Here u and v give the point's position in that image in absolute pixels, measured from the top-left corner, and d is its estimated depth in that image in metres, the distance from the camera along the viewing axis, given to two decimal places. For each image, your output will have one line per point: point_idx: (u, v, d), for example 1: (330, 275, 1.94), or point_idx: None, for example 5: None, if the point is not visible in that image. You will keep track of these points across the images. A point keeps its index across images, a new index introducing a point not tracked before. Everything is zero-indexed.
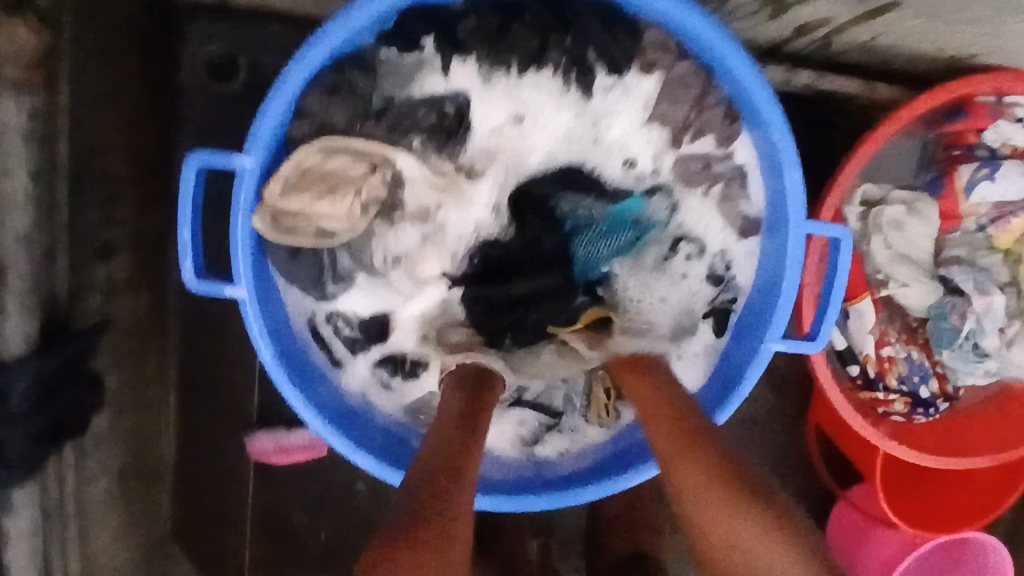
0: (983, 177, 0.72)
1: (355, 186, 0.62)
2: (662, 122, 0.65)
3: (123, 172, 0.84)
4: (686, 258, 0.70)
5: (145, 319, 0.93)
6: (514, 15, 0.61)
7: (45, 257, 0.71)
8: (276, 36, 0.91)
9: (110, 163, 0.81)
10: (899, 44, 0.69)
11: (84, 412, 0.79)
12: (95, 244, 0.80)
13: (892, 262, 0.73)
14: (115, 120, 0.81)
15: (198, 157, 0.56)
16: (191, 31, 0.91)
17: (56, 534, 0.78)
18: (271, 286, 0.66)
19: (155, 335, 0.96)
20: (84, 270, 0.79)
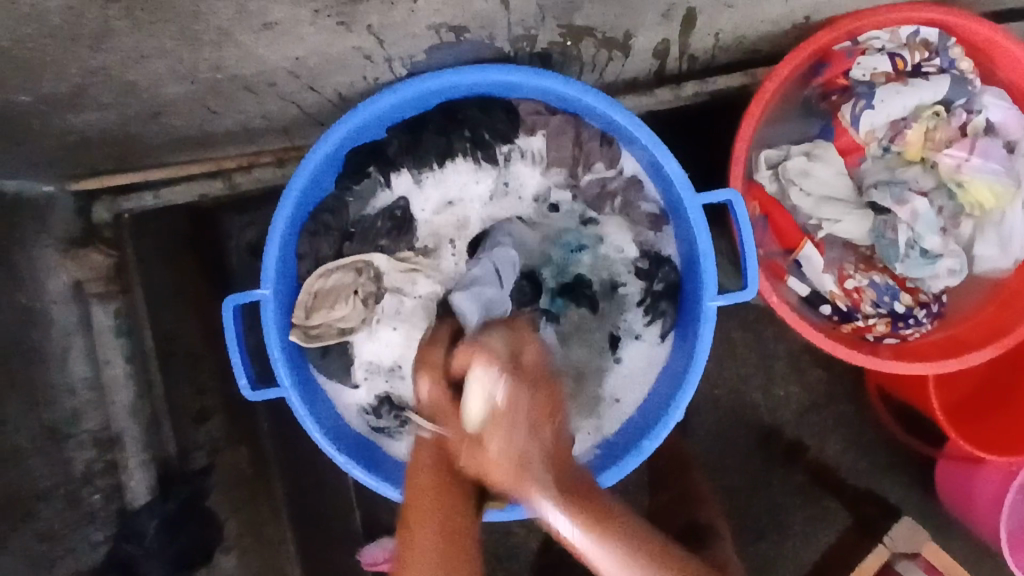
0: (863, 108, 0.81)
1: (353, 289, 0.79)
2: (560, 163, 0.79)
3: (204, 348, 1.00)
4: (620, 263, 0.81)
5: (251, 470, 1.01)
6: (421, 127, 0.78)
7: (150, 421, 0.91)
8: None
9: (191, 343, 0.98)
10: (742, 35, 0.80)
11: (211, 545, 0.91)
12: (190, 411, 0.95)
13: (817, 205, 0.81)
14: (186, 309, 0.99)
15: (232, 297, 0.74)
16: (230, 226, 1.10)
17: None
18: (316, 389, 0.79)
19: (263, 486, 1.02)
20: (185, 434, 0.94)
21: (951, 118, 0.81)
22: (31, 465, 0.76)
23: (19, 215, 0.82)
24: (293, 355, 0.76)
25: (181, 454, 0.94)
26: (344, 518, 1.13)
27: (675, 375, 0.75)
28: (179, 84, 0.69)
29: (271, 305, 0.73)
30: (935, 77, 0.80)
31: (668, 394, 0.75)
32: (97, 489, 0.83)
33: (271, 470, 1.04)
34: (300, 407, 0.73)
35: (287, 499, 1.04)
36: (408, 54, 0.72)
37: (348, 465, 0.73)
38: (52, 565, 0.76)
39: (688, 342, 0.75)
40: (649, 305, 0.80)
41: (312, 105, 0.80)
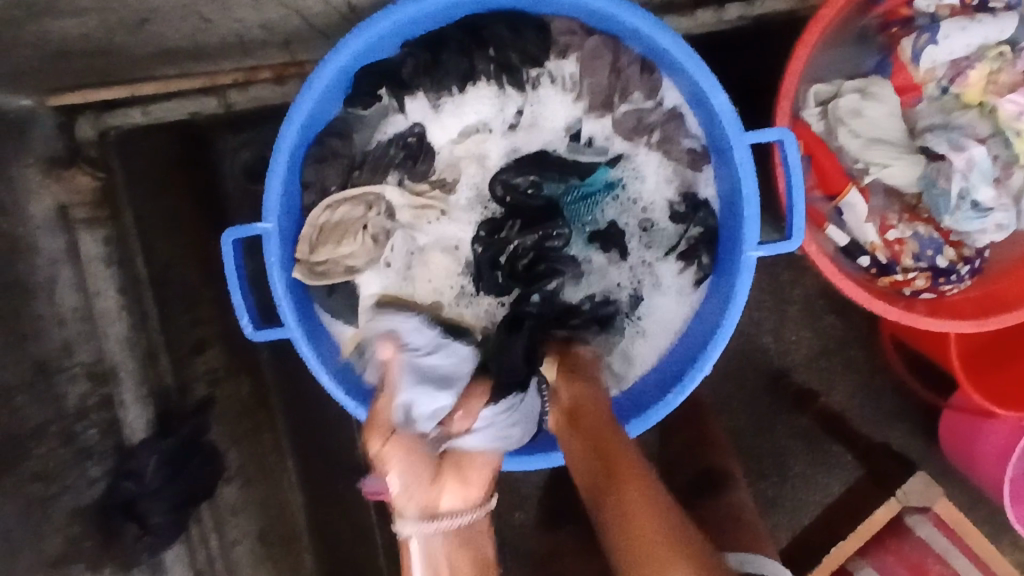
0: (926, 43, 0.72)
1: (362, 223, 0.73)
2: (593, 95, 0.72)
3: (197, 279, 0.95)
4: (654, 204, 0.75)
5: (250, 400, 1.00)
6: (439, 46, 0.70)
7: (147, 355, 0.87)
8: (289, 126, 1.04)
9: (183, 273, 0.93)
10: None
11: (212, 479, 0.89)
12: (189, 341, 0.91)
13: (866, 147, 0.74)
14: (179, 235, 0.93)
15: (232, 230, 0.68)
16: (222, 144, 1.01)
17: None
18: (322, 332, 0.74)
19: (262, 415, 1.02)
20: (183, 366, 0.90)
21: (1015, 61, 0.73)
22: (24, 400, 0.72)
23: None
24: (298, 293, 0.71)
25: (178, 388, 0.89)
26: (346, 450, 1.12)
27: (709, 323, 0.71)
28: None
29: (275, 239, 0.68)
30: (1002, 14, 0.72)
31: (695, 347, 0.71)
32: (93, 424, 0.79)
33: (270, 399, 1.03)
34: (306, 349, 0.68)
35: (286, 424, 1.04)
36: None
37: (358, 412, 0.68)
38: (50, 502, 0.73)
39: (724, 290, 0.70)
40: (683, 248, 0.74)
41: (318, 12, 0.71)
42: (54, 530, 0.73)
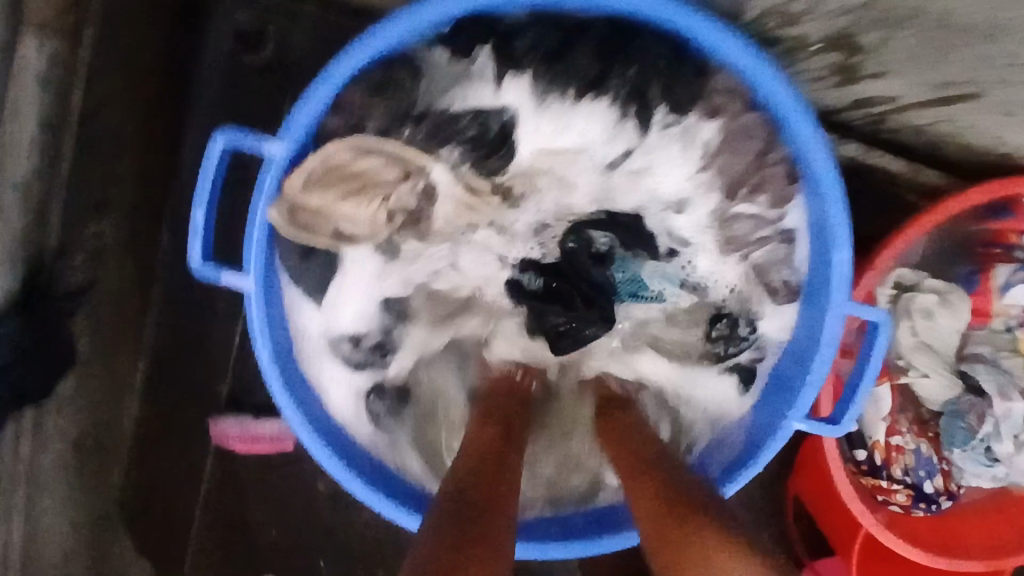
0: (1021, 279, 0.70)
1: (384, 192, 0.59)
2: (723, 175, 0.63)
3: (130, 138, 0.78)
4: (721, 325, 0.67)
5: (129, 295, 0.85)
6: (577, 36, 0.59)
7: (40, 209, 0.67)
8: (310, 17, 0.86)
9: (120, 123, 0.76)
10: (956, 134, 0.66)
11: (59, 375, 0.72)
12: (91, 203, 0.74)
13: (915, 350, 0.72)
14: (131, 76, 0.76)
15: (227, 134, 0.52)
16: None
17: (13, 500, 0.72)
18: (283, 291, 0.63)
19: (135, 312, 0.87)
20: (74, 232, 0.73)
21: None
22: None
23: None
24: (273, 235, 0.60)
25: (61, 257, 0.71)
26: None
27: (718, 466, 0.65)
28: None
29: (280, 164, 0.56)
30: None
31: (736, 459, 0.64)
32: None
33: (151, 294, 0.88)
34: (253, 309, 0.57)
35: (155, 327, 0.89)
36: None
37: (275, 399, 0.58)
38: None
39: (756, 434, 0.64)
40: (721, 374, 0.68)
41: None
42: None
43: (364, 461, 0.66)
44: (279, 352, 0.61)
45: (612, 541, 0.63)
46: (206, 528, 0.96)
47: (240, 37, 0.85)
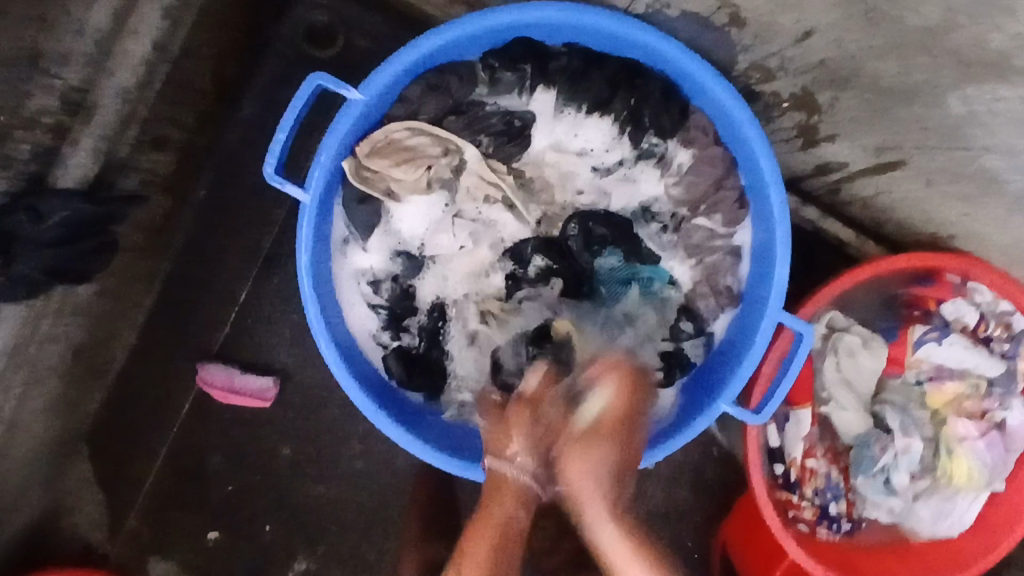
0: (931, 338, 0.83)
1: (428, 162, 0.72)
2: (691, 192, 0.75)
3: (197, 94, 0.98)
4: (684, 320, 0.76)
5: (158, 221, 1.05)
6: (597, 62, 0.71)
7: (122, 121, 0.83)
8: (377, 26, 1.08)
9: (196, 76, 0.94)
10: (895, 208, 0.76)
11: (92, 264, 0.88)
12: (156, 134, 0.91)
13: (837, 385, 0.83)
14: (213, 42, 0.95)
15: (320, 77, 0.65)
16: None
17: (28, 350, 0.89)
18: (328, 216, 0.72)
19: (161, 238, 1.09)
20: (138, 152, 0.89)
21: (983, 397, 0.83)
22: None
23: None
24: (333, 175, 0.70)
25: (123, 165, 0.87)
26: (207, 329, 1.18)
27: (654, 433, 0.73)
28: None
29: (354, 111, 0.67)
30: (994, 355, 0.82)
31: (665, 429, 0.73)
32: (28, 141, 0.75)
33: (176, 232, 1.11)
34: (305, 222, 0.66)
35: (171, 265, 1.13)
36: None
37: (309, 304, 0.67)
38: None
39: (688, 413, 0.73)
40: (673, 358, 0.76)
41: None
42: None
43: (367, 379, 0.73)
44: (314, 265, 0.69)
45: None
46: (185, 437, 1.20)
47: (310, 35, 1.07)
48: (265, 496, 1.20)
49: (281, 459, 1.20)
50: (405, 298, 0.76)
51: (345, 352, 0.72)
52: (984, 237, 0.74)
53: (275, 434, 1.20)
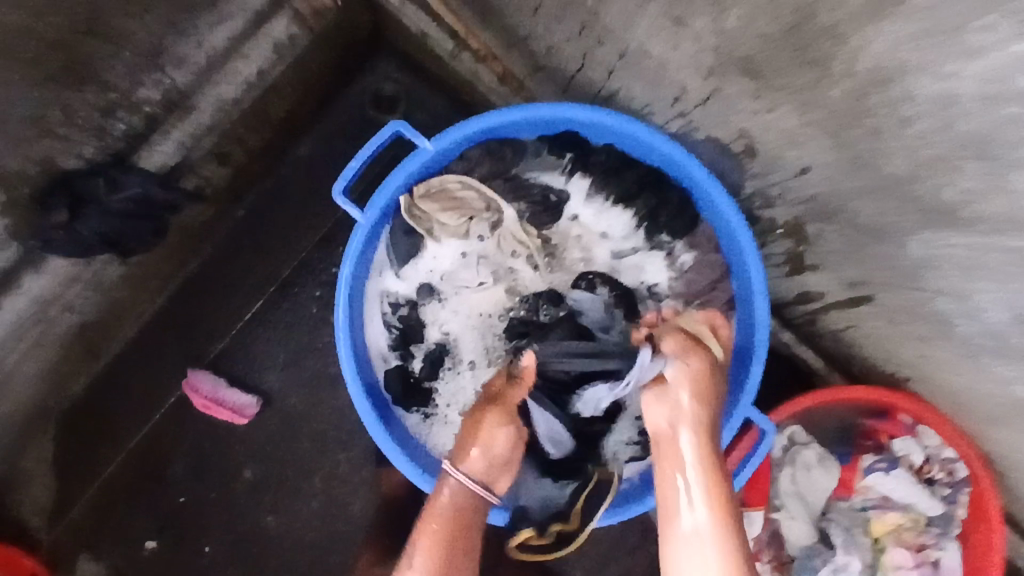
0: (879, 467, 0.91)
1: (471, 213, 0.84)
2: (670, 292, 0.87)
3: (271, 125, 1.08)
4: None
5: (199, 228, 1.11)
6: (630, 166, 0.83)
7: (208, 127, 0.92)
8: (436, 105, 1.22)
9: (275, 108, 1.05)
10: (863, 345, 0.89)
11: (134, 241, 0.94)
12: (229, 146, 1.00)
13: (791, 496, 0.90)
14: (299, 84, 1.06)
15: (399, 123, 0.76)
16: (380, 69, 1.20)
17: (51, 310, 0.92)
18: (374, 241, 0.81)
19: (192, 242, 1.13)
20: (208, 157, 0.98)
21: (921, 531, 0.91)
22: (110, 50, 0.78)
23: None
24: (389, 206, 0.80)
25: (193, 163, 0.95)
26: (206, 338, 1.22)
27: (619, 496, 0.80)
28: None
29: (421, 157, 0.78)
30: (934, 495, 0.90)
31: (629, 493, 0.80)
32: (125, 120, 0.85)
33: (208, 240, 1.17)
34: (356, 238, 0.76)
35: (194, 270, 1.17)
36: (681, 93, 0.72)
37: (341, 309, 0.75)
38: (39, 132, 0.78)
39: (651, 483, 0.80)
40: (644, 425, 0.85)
41: (575, 67, 0.82)
42: (24, 150, 0.77)
43: (370, 388, 0.80)
44: (352, 278, 0.78)
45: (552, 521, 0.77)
46: (153, 437, 1.21)
47: (377, 99, 1.20)
48: (215, 515, 1.20)
49: (241, 481, 1.21)
50: (420, 325, 0.85)
51: (358, 359, 0.79)
52: (941, 388, 0.84)
53: (242, 454, 1.22)
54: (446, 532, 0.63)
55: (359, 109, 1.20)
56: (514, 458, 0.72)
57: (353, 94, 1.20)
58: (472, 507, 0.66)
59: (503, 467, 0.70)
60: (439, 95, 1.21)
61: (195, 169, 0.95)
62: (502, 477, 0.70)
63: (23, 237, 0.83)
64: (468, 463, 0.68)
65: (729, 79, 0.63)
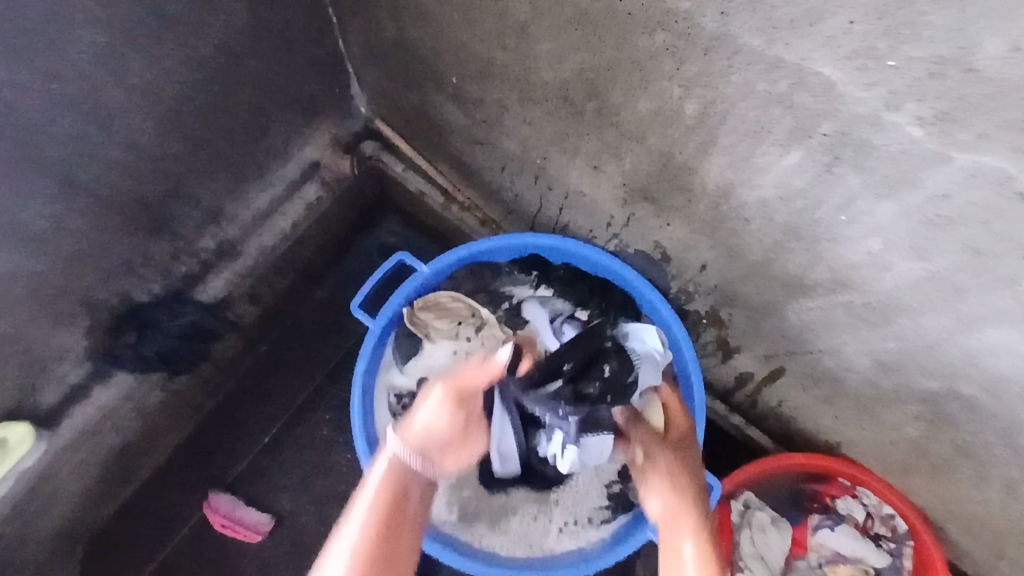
0: (826, 526, 1.03)
1: (459, 318, 1.03)
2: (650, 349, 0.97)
3: (294, 269, 1.32)
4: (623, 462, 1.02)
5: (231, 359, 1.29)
6: (583, 278, 1.06)
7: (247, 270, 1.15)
8: (431, 249, 1.47)
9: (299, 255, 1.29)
10: (797, 418, 1.03)
11: (181, 365, 1.12)
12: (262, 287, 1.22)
13: (752, 557, 1.01)
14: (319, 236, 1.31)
15: (403, 253, 0.98)
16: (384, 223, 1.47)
17: (106, 426, 1.08)
18: (383, 346, 1.01)
19: (222, 376, 1.28)
20: (245, 294, 1.19)
21: None
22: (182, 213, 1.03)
23: (330, 104, 1.13)
24: (395, 317, 1.02)
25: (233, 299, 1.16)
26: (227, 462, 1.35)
27: (594, 549, 0.95)
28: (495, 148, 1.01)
29: (420, 278, 1.01)
30: (879, 549, 1.02)
31: (602, 546, 0.95)
32: (185, 265, 1.07)
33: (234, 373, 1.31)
34: (370, 341, 0.97)
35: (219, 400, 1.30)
36: (611, 219, 0.95)
37: (357, 397, 0.93)
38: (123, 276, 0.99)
39: (620, 536, 0.95)
40: (611, 488, 1.00)
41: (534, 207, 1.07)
42: (109, 291, 0.98)
43: None
44: (366, 373, 0.97)
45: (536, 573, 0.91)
46: (173, 558, 1.32)
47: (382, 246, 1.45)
48: None
49: None
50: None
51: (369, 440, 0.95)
52: (862, 449, 0.99)
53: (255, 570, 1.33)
54: (388, 491, 0.76)
55: (367, 255, 1.45)
56: (457, 440, 0.83)
57: (362, 243, 1.46)
58: (411, 476, 0.79)
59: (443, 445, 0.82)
60: (433, 241, 1.46)
61: (235, 302, 1.17)
62: (437, 455, 0.82)
63: (97, 357, 1.03)
64: (419, 437, 0.80)
65: (639, 205, 0.86)
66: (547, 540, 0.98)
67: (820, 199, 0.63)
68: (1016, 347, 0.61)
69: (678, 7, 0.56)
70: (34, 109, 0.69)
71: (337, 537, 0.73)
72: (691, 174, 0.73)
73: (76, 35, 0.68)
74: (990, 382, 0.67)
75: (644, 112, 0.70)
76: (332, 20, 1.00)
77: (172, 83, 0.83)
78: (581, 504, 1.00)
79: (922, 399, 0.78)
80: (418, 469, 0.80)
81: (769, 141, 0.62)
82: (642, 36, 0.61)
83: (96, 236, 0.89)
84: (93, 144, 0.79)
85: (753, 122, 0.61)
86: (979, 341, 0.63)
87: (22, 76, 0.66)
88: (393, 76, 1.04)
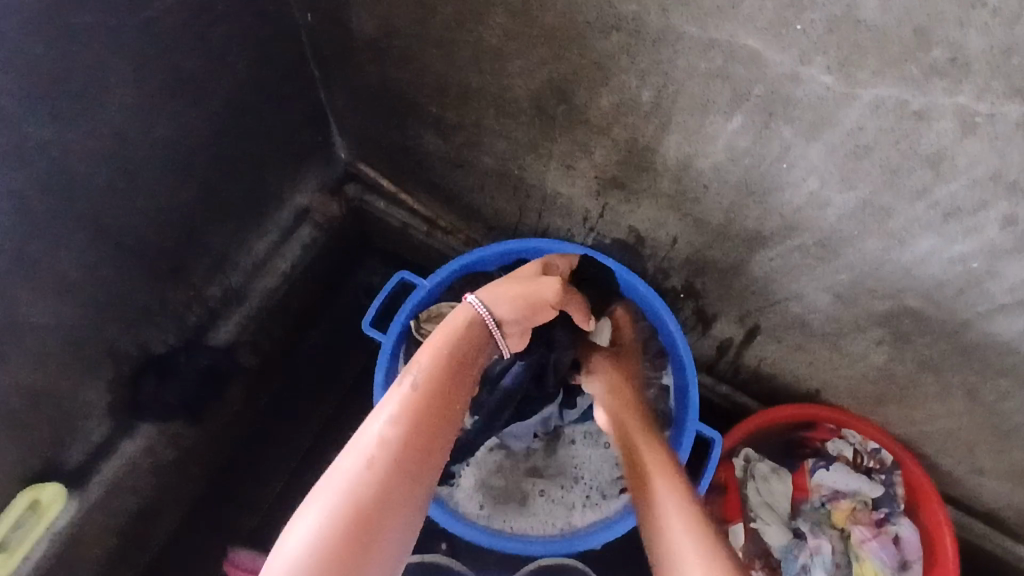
0: (821, 466, 1.13)
1: None
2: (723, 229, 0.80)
3: None
4: None
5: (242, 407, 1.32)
6: None
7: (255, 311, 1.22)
8: None
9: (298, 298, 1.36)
10: (776, 373, 1.14)
11: (200, 410, 1.16)
12: (268, 331, 1.28)
13: (761, 505, 1.11)
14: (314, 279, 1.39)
15: (403, 272, 1.08)
16: None
17: (133, 478, 1.09)
18: (396, 358, 1.09)
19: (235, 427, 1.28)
20: (253, 337, 1.24)
21: (871, 511, 1.11)
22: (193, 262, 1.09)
23: (315, 152, 1.24)
24: (403, 331, 1.08)
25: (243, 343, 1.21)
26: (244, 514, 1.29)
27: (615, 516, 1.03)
28: (475, 168, 1.13)
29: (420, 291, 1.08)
30: (874, 481, 1.11)
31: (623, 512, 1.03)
32: (196, 312, 1.14)
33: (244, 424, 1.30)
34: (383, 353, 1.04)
35: (233, 453, 1.29)
36: (586, 215, 1.06)
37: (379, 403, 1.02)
38: (142, 325, 1.04)
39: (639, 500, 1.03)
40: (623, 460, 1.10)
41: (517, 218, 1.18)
42: (130, 340, 1.02)
43: None
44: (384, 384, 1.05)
45: (566, 542, 0.99)
46: None
47: None
48: None
49: None
50: None
51: None
52: (839, 391, 1.09)
53: None
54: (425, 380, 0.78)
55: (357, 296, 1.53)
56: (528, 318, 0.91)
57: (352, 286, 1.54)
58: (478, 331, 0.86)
59: (518, 316, 0.89)
60: None
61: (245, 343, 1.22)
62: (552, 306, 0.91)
63: (121, 407, 1.06)
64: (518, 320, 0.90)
65: (612, 193, 0.98)
66: (573, 516, 1.06)
67: (762, 154, 0.76)
68: (938, 248, 0.74)
69: (626, 11, 0.69)
70: (75, 166, 0.79)
71: (367, 424, 0.74)
72: (654, 154, 0.85)
73: (112, 98, 0.78)
74: (927, 288, 0.80)
75: (608, 106, 0.83)
76: (316, 73, 1.11)
77: (184, 133, 0.92)
78: (599, 479, 1.09)
79: (879, 323, 0.90)
80: (461, 351, 0.82)
81: (715, 110, 0.74)
82: (600, 40, 0.74)
83: (122, 286, 0.96)
84: (120, 195, 0.87)
85: (698, 98, 0.74)
86: (911, 251, 0.77)
87: (71, 138, 0.76)
88: (374, 116, 1.15)
